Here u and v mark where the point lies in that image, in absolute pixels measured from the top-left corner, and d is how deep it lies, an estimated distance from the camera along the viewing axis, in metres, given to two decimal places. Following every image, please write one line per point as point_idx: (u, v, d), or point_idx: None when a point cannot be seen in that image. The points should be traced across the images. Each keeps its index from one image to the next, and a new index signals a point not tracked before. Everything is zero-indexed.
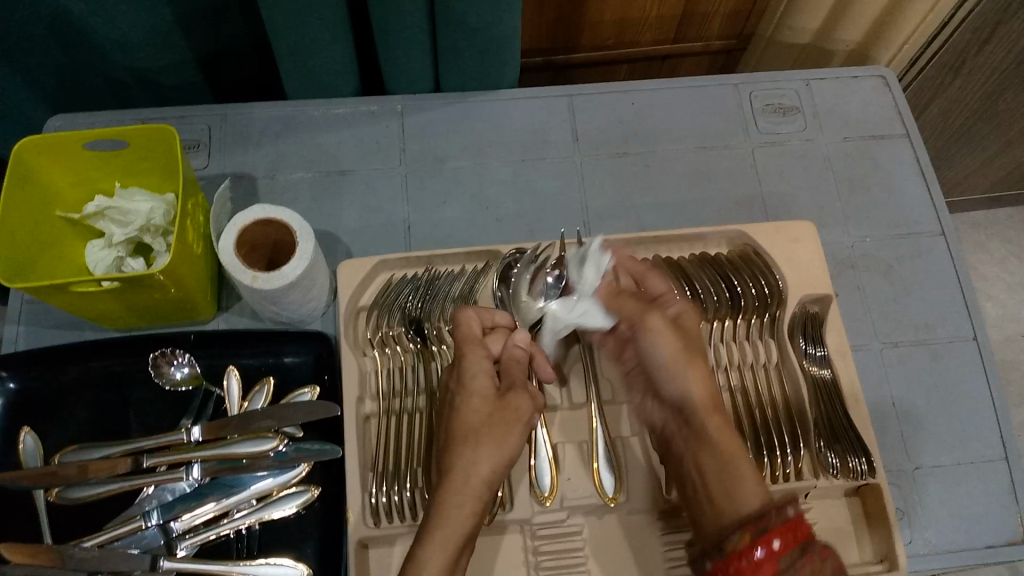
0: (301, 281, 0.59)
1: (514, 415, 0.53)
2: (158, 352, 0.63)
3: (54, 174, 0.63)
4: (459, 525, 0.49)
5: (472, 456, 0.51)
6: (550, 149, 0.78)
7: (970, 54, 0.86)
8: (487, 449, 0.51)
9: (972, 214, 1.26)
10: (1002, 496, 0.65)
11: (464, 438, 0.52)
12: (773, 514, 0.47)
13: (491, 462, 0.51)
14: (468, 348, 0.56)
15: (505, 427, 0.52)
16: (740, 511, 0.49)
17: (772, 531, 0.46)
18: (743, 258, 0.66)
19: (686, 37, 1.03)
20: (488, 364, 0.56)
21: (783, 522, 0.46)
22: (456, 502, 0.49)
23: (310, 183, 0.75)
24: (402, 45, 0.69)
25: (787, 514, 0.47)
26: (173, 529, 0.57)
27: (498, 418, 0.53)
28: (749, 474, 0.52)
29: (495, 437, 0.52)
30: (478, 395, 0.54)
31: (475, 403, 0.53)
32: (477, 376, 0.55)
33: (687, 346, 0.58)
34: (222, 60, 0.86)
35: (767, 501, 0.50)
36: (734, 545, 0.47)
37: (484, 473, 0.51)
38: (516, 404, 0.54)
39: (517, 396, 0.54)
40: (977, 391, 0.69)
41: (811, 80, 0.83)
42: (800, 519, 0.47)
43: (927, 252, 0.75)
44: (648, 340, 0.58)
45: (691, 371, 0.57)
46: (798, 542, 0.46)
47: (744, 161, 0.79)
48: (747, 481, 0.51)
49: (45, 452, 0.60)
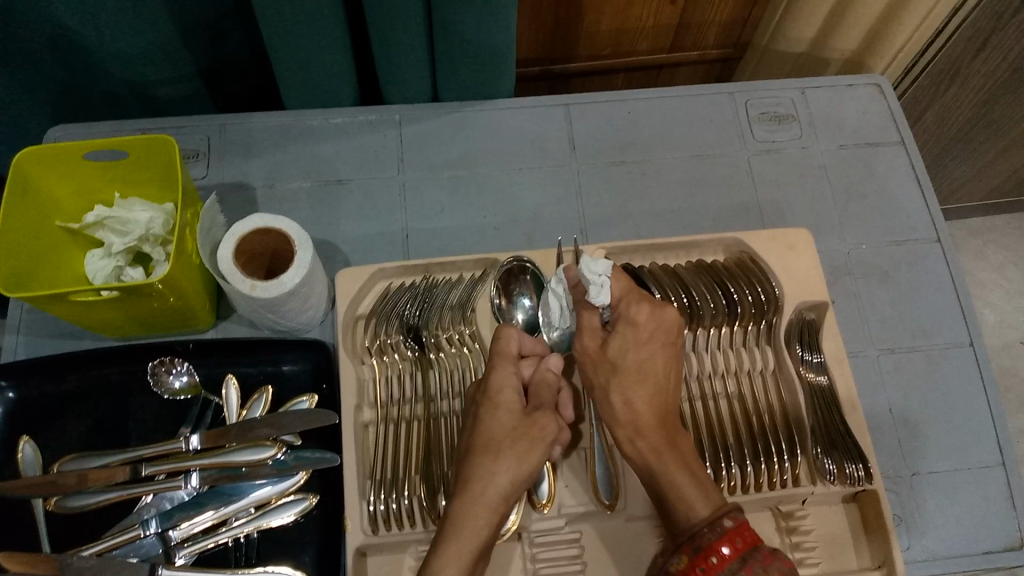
0: (299, 290, 0.60)
1: (540, 433, 0.53)
2: (156, 361, 0.63)
3: (54, 185, 0.63)
4: (476, 535, 0.49)
5: (492, 467, 0.51)
6: (548, 158, 0.78)
7: (963, 62, 0.87)
8: (507, 462, 0.51)
9: (969, 221, 1.26)
10: (999, 502, 0.65)
11: (486, 449, 0.52)
12: (708, 530, 0.46)
13: (510, 476, 0.51)
14: (497, 363, 0.57)
15: (528, 442, 0.52)
16: (684, 528, 0.47)
17: (706, 548, 0.45)
18: (740, 266, 0.67)
19: (682, 47, 1.04)
20: (516, 380, 0.56)
21: (719, 536, 0.45)
22: (469, 514, 0.49)
23: (309, 192, 0.75)
24: (400, 55, 0.70)
25: (723, 526, 0.45)
26: (172, 538, 0.56)
27: (522, 432, 0.53)
28: (692, 491, 0.48)
29: (519, 450, 0.52)
30: (505, 408, 0.54)
31: (502, 417, 0.53)
32: (505, 390, 0.55)
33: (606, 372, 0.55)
34: (221, 70, 0.87)
35: (716, 510, 0.47)
36: (673, 567, 0.46)
37: (502, 486, 0.51)
38: (543, 422, 0.54)
39: (544, 413, 0.54)
40: (973, 397, 0.69)
41: (807, 88, 0.83)
42: (746, 523, 0.46)
43: (923, 259, 0.75)
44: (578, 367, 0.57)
45: (621, 379, 0.54)
46: (744, 549, 0.45)
47: (739, 169, 0.79)
48: (690, 496, 0.48)
49: (44, 461, 0.60)
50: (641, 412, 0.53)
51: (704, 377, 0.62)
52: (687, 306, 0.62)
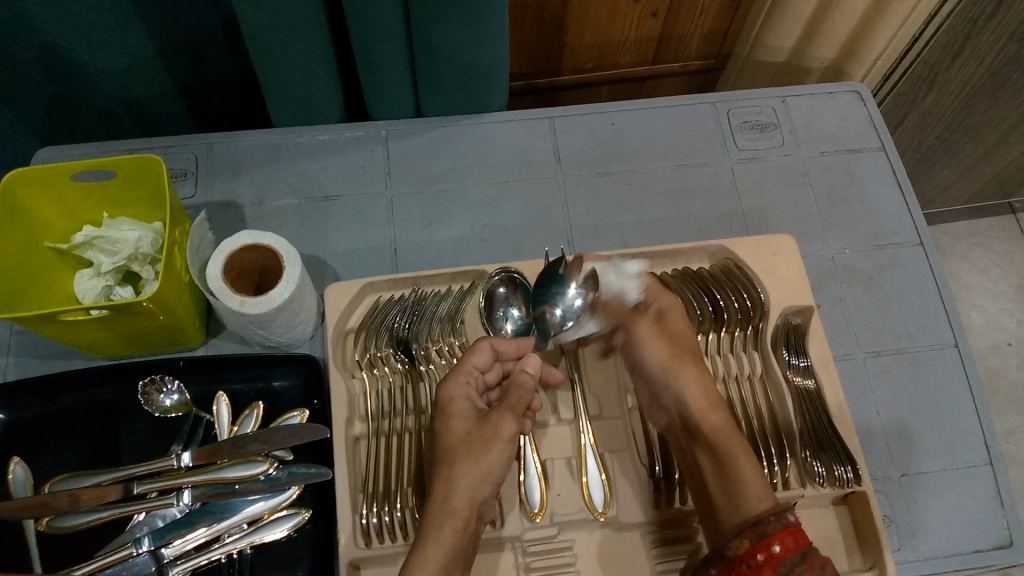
0: (289, 305, 0.60)
1: (493, 434, 0.55)
2: (147, 379, 0.63)
3: (43, 206, 0.63)
4: (442, 543, 0.50)
5: (451, 474, 0.53)
6: (533, 170, 0.79)
7: (941, 69, 0.88)
8: (464, 466, 0.53)
9: (954, 225, 1.28)
10: (987, 500, 0.66)
11: (447, 458, 0.54)
12: (773, 518, 0.50)
13: (470, 479, 0.53)
14: (452, 375, 0.58)
15: (480, 446, 0.54)
16: (748, 515, 0.52)
17: (770, 536, 0.49)
18: (725, 273, 0.67)
19: (664, 58, 1.05)
20: (469, 390, 0.57)
21: (783, 527, 0.50)
22: (438, 523, 0.51)
23: (296, 209, 0.76)
24: (383, 72, 0.71)
25: (786, 518, 0.50)
26: (165, 555, 0.56)
27: (474, 436, 0.54)
28: (754, 486, 0.53)
29: (474, 454, 0.54)
30: (459, 419, 0.56)
31: (456, 426, 0.55)
32: (457, 401, 0.56)
33: (675, 350, 0.61)
34: (207, 90, 0.87)
35: (773, 505, 0.52)
36: (735, 550, 0.50)
37: (465, 491, 0.52)
38: (497, 423, 0.55)
39: (499, 415, 0.55)
40: (960, 398, 0.70)
41: (788, 96, 0.85)
42: (797, 524, 0.50)
43: (906, 261, 0.76)
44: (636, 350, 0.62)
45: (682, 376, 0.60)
46: (799, 548, 0.49)
47: (723, 177, 0.80)
48: (753, 490, 0.53)
49: (35, 481, 0.60)
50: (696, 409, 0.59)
51: None
52: None
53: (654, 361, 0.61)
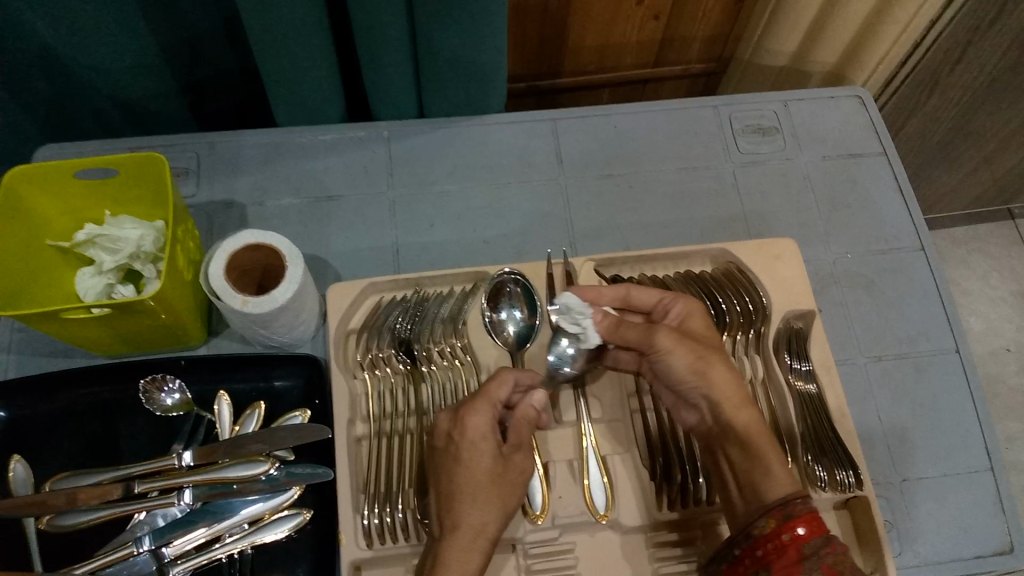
0: (291, 305, 0.60)
1: (518, 474, 0.54)
2: (148, 378, 0.63)
3: (45, 204, 0.63)
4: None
5: (480, 515, 0.52)
6: (536, 172, 0.79)
7: (942, 74, 0.88)
8: (493, 507, 0.52)
9: (953, 230, 1.28)
10: (988, 506, 0.66)
11: (471, 493, 0.52)
12: (800, 500, 0.49)
13: (496, 519, 0.52)
14: (479, 404, 0.54)
15: (509, 488, 0.53)
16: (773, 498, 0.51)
17: (796, 518, 0.48)
18: (727, 276, 0.67)
19: (666, 61, 1.05)
20: (493, 424, 0.55)
21: (811, 509, 0.48)
22: (461, 561, 0.50)
23: (298, 209, 0.76)
24: (387, 72, 0.71)
25: (810, 502, 0.49)
26: (165, 555, 0.56)
27: (504, 477, 0.53)
28: (778, 472, 0.52)
29: (502, 494, 0.53)
30: (486, 455, 0.53)
31: (483, 465, 0.53)
32: (485, 437, 0.54)
33: (697, 350, 0.56)
34: (210, 89, 0.87)
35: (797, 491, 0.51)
36: (760, 530, 0.49)
37: (492, 531, 0.52)
38: (520, 464, 0.55)
39: (523, 455, 0.55)
40: (960, 404, 0.70)
41: (790, 100, 0.85)
42: (819, 511, 0.49)
43: (907, 266, 0.77)
44: (661, 356, 0.56)
45: (709, 379, 0.55)
46: (823, 531, 0.48)
47: (725, 180, 0.80)
48: (775, 475, 0.52)
49: (35, 480, 0.60)
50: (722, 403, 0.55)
51: None
52: None
53: (680, 366, 0.55)
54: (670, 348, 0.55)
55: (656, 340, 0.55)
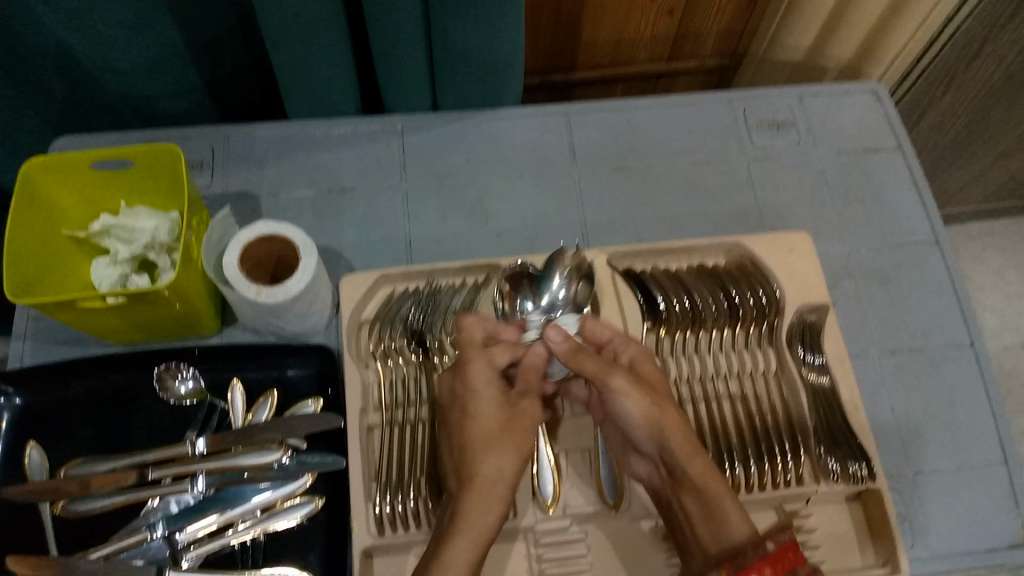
0: (304, 295, 0.60)
1: (527, 419, 0.56)
2: (164, 365, 0.63)
3: (61, 194, 0.64)
4: (482, 526, 0.51)
5: (496, 460, 0.53)
6: (549, 165, 0.79)
7: (960, 68, 0.88)
8: (508, 453, 0.54)
9: (968, 227, 1.27)
10: (1002, 500, 0.65)
11: (485, 441, 0.54)
12: (751, 550, 0.50)
13: (513, 465, 0.54)
14: (473, 354, 0.55)
15: (521, 433, 0.55)
16: (727, 545, 0.51)
17: (747, 568, 0.49)
18: (740, 269, 0.68)
19: (680, 56, 1.05)
20: (495, 370, 0.56)
21: (762, 557, 0.49)
22: (480, 511, 0.51)
23: (312, 200, 0.76)
24: (401, 65, 0.71)
25: (766, 548, 0.49)
26: (178, 541, 0.57)
27: (513, 423, 0.55)
28: (736, 517, 0.52)
29: (515, 440, 0.54)
30: (492, 402, 0.55)
31: (489, 410, 0.55)
32: (487, 384, 0.55)
33: (652, 398, 0.55)
34: (225, 83, 0.88)
35: (752, 535, 0.51)
36: None
37: (509, 477, 0.53)
38: (527, 409, 0.56)
39: (530, 401, 0.57)
40: (975, 398, 0.70)
41: (804, 94, 0.84)
42: (790, 545, 0.50)
43: (922, 260, 0.76)
44: (616, 399, 0.54)
45: (660, 427, 0.54)
46: (789, 568, 0.49)
47: (739, 174, 0.80)
48: (728, 521, 0.52)
49: (51, 466, 0.60)
50: (675, 451, 0.54)
51: (708, 378, 0.63)
52: (689, 309, 0.64)
53: (635, 412, 0.54)
54: (623, 393, 0.54)
55: (612, 382, 0.54)
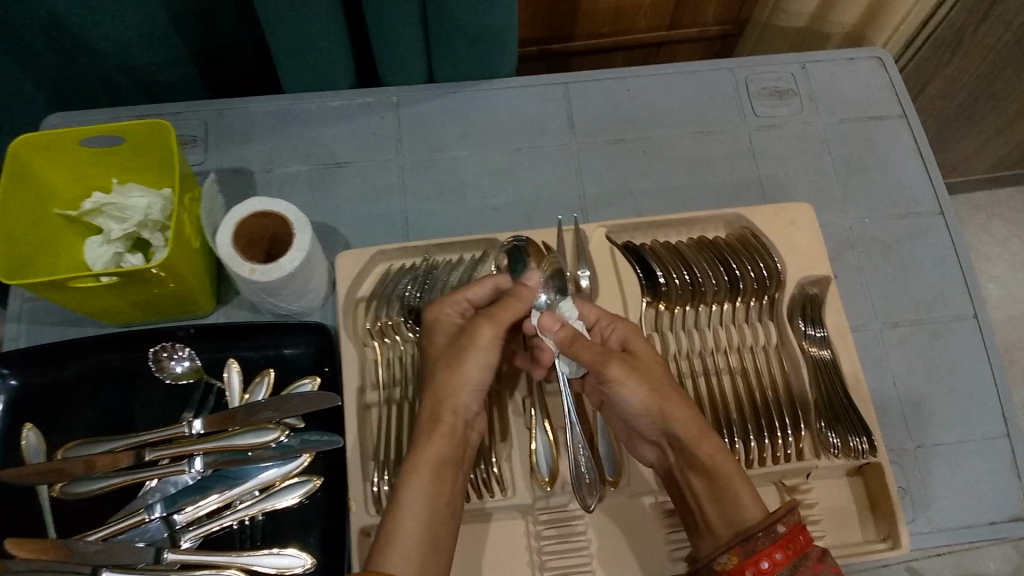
0: (299, 273, 0.60)
1: (471, 342, 0.55)
2: (158, 347, 0.63)
3: (51, 172, 0.63)
4: (428, 458, 0.51)
5: (438, 388, 0.54)
6: (547, 137, 0.78)
7: (966, 34, 0.86)
8: (447, 376, 0.54)
9: (974, 196, 1.26)
10: (1004, 472, 0.65)
11: (432, 374, 0.55)
12: (761, 534, 0.48)
13: (456, 390, 0.54)
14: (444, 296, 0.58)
15: (456, 354, 0.54)
16: (738, 527, 0.50)
17: (759, 552, 0.48)
18: (742, 241, 0.66)
19: (681, 23, 1.03)
20: (454, 310, 0.57)
21: (772, 542, 0.48)
22: (428, 443, 0.52)
23: (307, 176, 0.75)
24: (395, 37, 0.69)
25: (776, 532, 0.48)
26: (177, 522, 0.56)
27: (453, 346, 0.55)
28: (749, 499, 0.50)
29: (452, 363, 0.54)
30: (444, 336, 0.56)
31: (440, 343, 0.56)
32: (442, 320, 0.57)
33: (651, 382, 0.54)
34: (217, 57, 0.86)
35: (764, 514, 0.50)
36: (722, 566, 0.49)
37: (453, 405, 0.53)
38: (474, 332, 0.55)
39: (484, 327, 0.55)
40: (978, 371, 0.69)
41: (808, 61, 0.83)
42: (798, 527, 0.49)
43: (926, 231, 0.75)
44: (614, 387, 0.54)
45: (663, 411, 0.53)
46: (799, 553, 0.48)
47: (740, 145, 0.78)
48: (740, 503, 0.50)
49: (48, 448, 0.60)
50: (682, 435, 0.53)
51: (707, 352, 0.62)
52: (688, 283, 0.63)
53: (636, 399, 0.53)
54: (622, 382, 0.53)
55: (609, 371, 0.53)
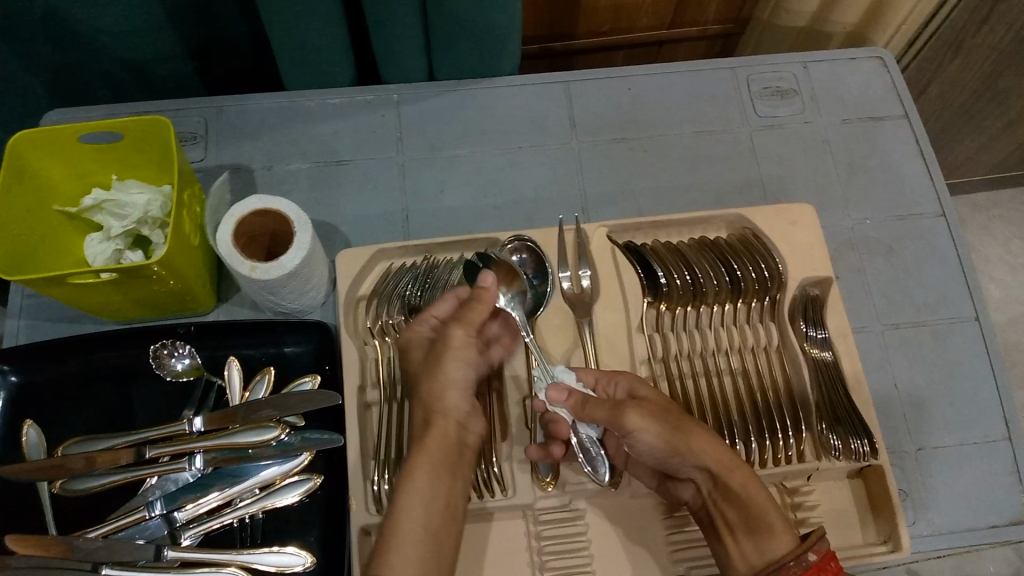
0: (300, 271, 0.59)
1: (448, 345, 0.55)
2: (158, 344, 0.62)
3: (51, 168, 0.63)
4: (421, 464, 0.51)
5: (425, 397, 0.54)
6: (548, 135, 0.78)
7: (968, 35, 0.86)
8: (431, 383, 0.54)
9: (974, 197, 1.26)
10: (1004, 475, 0.65)
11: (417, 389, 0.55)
12: (793, 563, 0.49)
13: (441, 393, 0.54)
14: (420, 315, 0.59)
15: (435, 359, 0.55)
16: (769, 560, 0.50)
17: None
18: (743, 241, 0.66)
19: (682, 22, 1.03)
20: (426, 324, 0.58)
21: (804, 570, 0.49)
22: (421, 452, 0.51)
23: (307, 173, 0.75)
24: (396, 34, 0.69)
25: (808, 560, 0.49)
26: (177, 519, 0.56)
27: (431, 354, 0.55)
28: (778, 529, 0.51)
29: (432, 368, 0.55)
30: (421, 350, 0.57)
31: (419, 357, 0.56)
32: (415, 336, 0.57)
33: (673, 423, 0.52)
34: (217, 53, 0.86)
35: (794, 543, 0.50)
36: None
37: (444, 409, 0.53)
38: (447, 336, 0.55)
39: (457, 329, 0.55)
40: (979, 373, 0.69)
41: (809, 61, 0.83)
42: (829, 556, 0.49)
43: (927, 232, 0.75)
44: (633, 436, 0.52)
45: (685, 452, 0.52)
46: None
47: (742, 144, 0.78)
48: (772, 535, 0.50)
49: (47, 445, 0.60)
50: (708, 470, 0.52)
51: (709, 353, 0.62)
52: (689, 283, 0.62)
53: (656, 444, 0.52)
54: (641, 428, 0.52)
55: (626, 421, 0.52)
